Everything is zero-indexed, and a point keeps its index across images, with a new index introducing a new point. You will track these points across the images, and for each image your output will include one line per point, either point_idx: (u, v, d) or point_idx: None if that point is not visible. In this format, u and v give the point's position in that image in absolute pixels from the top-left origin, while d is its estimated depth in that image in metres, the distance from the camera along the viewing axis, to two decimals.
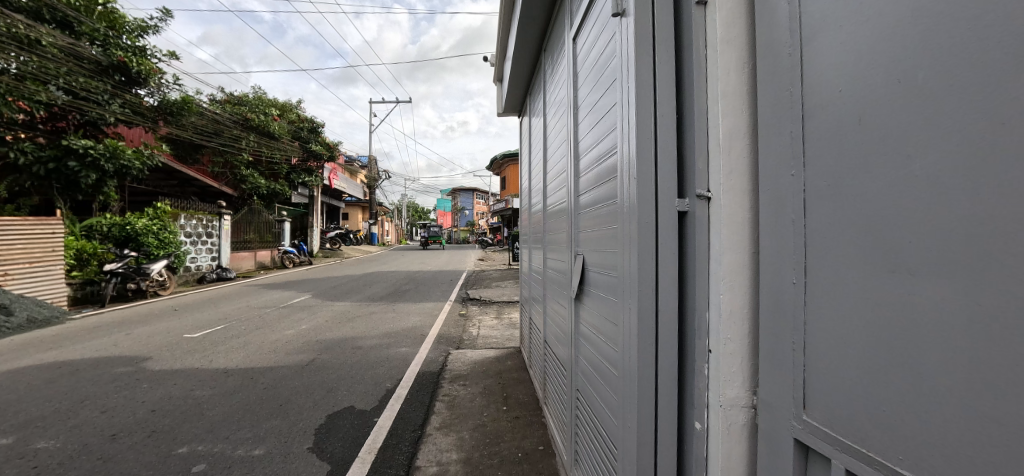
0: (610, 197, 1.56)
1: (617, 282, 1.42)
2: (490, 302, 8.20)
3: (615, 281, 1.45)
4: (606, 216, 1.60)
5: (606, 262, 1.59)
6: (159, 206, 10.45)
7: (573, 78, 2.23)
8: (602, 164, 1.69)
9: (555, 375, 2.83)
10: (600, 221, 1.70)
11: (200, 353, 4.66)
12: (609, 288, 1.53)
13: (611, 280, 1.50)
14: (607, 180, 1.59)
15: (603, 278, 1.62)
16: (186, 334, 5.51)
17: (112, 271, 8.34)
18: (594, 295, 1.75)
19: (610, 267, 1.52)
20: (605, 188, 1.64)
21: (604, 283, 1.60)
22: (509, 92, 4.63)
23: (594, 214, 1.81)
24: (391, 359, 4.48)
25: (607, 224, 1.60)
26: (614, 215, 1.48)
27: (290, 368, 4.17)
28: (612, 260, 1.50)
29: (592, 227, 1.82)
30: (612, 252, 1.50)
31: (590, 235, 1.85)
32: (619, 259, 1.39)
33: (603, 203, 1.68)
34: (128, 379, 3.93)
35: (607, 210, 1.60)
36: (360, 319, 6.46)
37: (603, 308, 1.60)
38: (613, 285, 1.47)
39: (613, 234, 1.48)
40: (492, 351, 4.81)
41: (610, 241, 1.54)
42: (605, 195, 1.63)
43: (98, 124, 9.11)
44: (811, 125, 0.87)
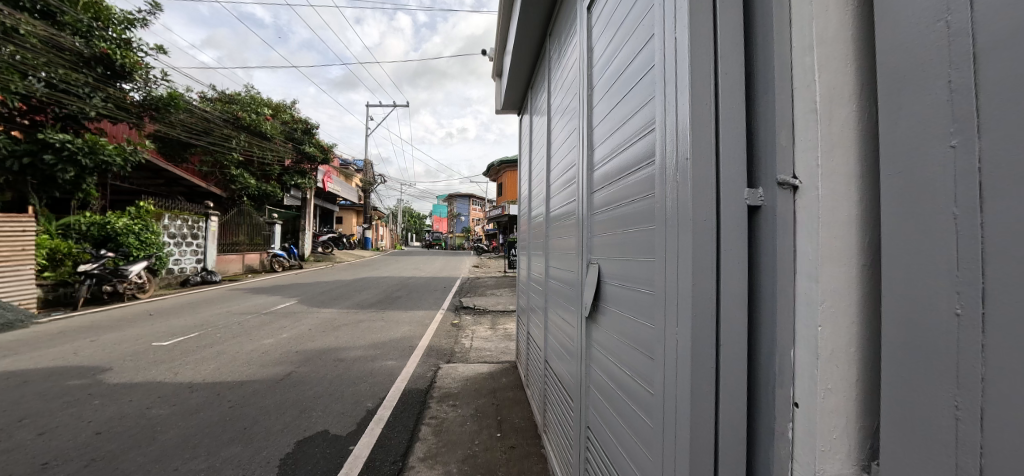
0: (633, 193, 1.23)
1: (647, 300, 1.07)
2: (484, 312, 7.81)
3: (643, 301, 1.10)
4: (629, 214, 1.27)
5: (625, 274, 1.27)
6: (142, 205, 9.98)
7: (584, 64, 1.92)
8: (622, 154, 1.36)
9: (556, 399, 2.47)
10: (620, 224, 1.37)
11: (166, 364, 4.25)
12: (633, 308, 1.18)
13: (636, 297, 1.15)
14: (630, 171, 1.26)
15: (624, 292, 1.27)
16: (155, 342, 5.07)
17: (88, 272, 7.92)
18: (610, 315, 1.42)
19: (634, 281, 1.18)
20: (626, 181, 1.31)
21: (625, 296, 1.26)
22: (509, 87, 4.31)
23: (611, 215, 1.48)
24: (375, 374, 4.10)
25: (628, 225, 1.26)
26: (643, 212, 1.14)
27: (262, 383, 3.78)
28: (636, 270, 1.15)
29: (609, 231, 1.49)
30: (638, 260, 1.15)
31: (607, 240, 1.50)
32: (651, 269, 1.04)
33: (622, 202, 1.35)
34: (79, 394, 3.51)
35: (629, 206, 1.27)
36: (346, 328, 6.06)
37: (623, 331, 1.27)
38: (638, 302, 1.13)
39: (641, 235, 1.14)
40: (486, 366, 4.44)
41: (633, 246, 1.20)
42: (626, 192, 1.30)
43: (78, 118, 8.68)
44: (992, 63, 0.52)
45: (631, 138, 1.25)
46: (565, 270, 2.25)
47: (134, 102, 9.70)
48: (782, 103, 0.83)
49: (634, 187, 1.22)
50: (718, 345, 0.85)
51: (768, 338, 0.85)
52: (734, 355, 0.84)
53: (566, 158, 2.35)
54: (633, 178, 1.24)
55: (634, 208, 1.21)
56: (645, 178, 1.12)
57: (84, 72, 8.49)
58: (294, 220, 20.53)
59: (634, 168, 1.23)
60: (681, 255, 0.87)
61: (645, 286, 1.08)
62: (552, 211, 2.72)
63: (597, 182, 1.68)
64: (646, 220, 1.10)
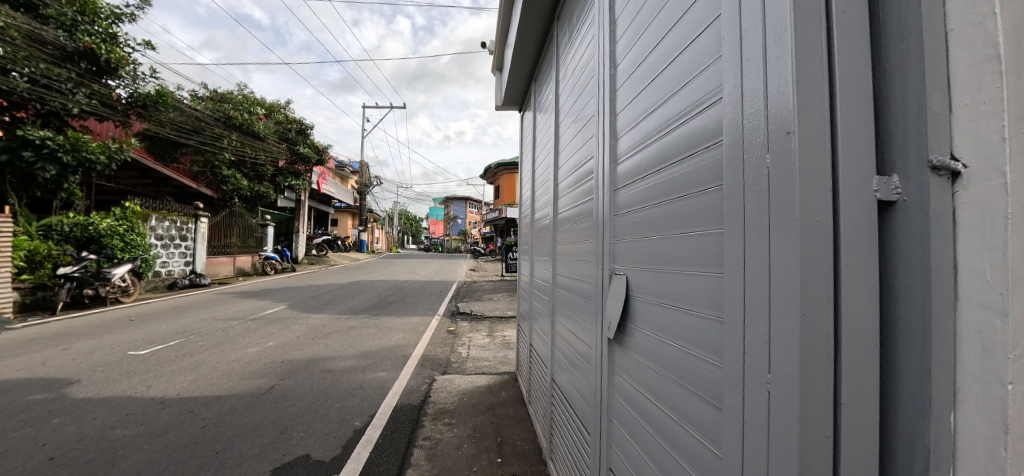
0: (675, 189, 0.98)
1: (710, 328, 0.80)
2: (481, 318, 7.53)
3: (700, 327, 0.84)
4: (668, 215, 1.01)
5: (664, 290, 1.01)
6: (127, 205, 9.57)
7: (601, 45, 1.67)
8: (656, 141, 1.11)
9: (565, 422, 2.21)
10: (652, 226, 1.11)
11: (139, 376, 3.94)
12: (681, 335, 0.92)
13: (688, 321, 0.89)
14: (672, 161, 1.00)
15: (663, 313, 1.01)
16: (131, 351, 4.73)
17: (67, 275, 7.55)
18: (642, 339, 1.16)
19: (681, 301, 0.92)
20: (662, 175, 1.06)
21: (667, 318, 0.99)
22: (510, 81, 4.06)
23: (640, 216, 1.22)
24: (365, 387, 3.81)
25: (668, 229, 1.00)
26: (697, 211, 0.87)
27: (241, 398, 3.49)
28: (688, 285, 0.89)
29: (637, 234, 1.23)
30: (689, 274, 0.89)
31: (638, 246, 1.23)
32: (715, 285, 0.78)
33: (656, 197, 1.10)
34: (37, 411, 3.18)
35: (668, 206, 1.01)
36: (336, 335, 5.75)
37: (663, 362, 1.00)
38: (694, 330, 0.86)
39: (694, 240, 0.88)
40: (484, 378, 4.16)
41: (680, 254, 0.94)
42: (663, 188, 1.05)
43: (60, 115, 8.33)
44: None
45: (676, 120, 1.00)
46: (576, 279, 1.99)
47: (120, 100, 9.36)
48: (931, 49, 0.57)
49: (678, 181, 0.97)
50: (836, 399, 0.59)
51: (906, 391, 0.59)
52: (860, 416, 0.59)
53: (578, 155, 2.09)
54: (676, 171, 0.98)
55: (680, 205, 0.95)
56: (702, 167, 0.86)
57: (67, 67, 8.11)
58: (288, 222, 20.13)
59: (678, 156, 0.98)
60: (776, 269, 0.62)
61: (704, 307, 0.82)
62: (560, 214, 2.47)
63: (621, 179, 1.42)
64: (704, 223, 0.84)
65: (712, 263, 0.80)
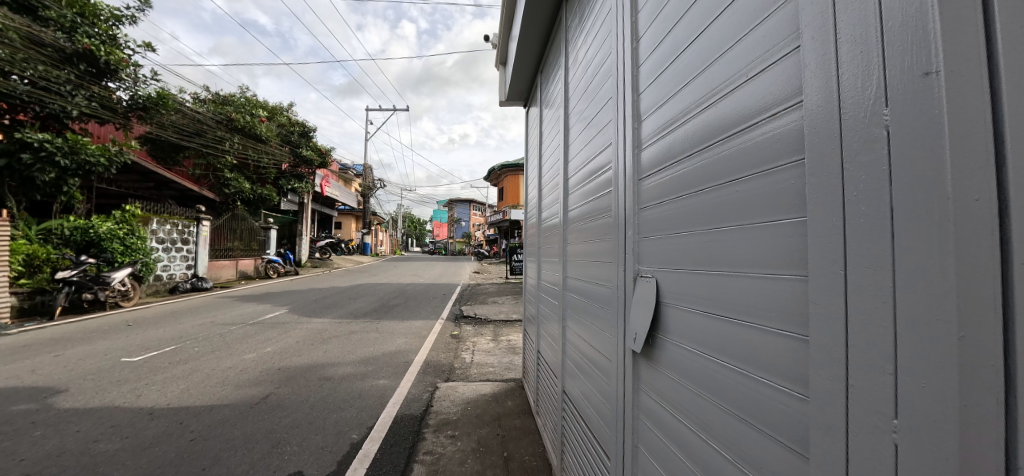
0: (725, 171, 0.79)
1: (793, 352, 0.60)
2: (486, 322, 7.32)
3: (768, 346, 0.65)
4: (714, 203, 0.82)
5: (709, 296, 0.82)
6: (127, 208, 9.47)
7: (619, 19, 1.49)
8: (693, 117, 0.93)
9: (577, 438, 2.02)
10: (687, 217, 0.93)
11: (130, 384, 3.79)
12: (736, 355, 0.73)
13: (748, 337, 0.70)
14: (720, 136, 0.82)
15: (709, 325, 0.82)
16: (125, 358, 4.60)
17: (66, 280, 7.46)
18: (676, 353, 0.98)
19: (737, 313, 0.73)
20: (703, 156, 0.88)
21: (715, 333, 0.80)
22: (515, 75, 3.88)
23: (670, 210, 1.04)
24: (364, 397, 3.62)
25: (715, 220, 0.82)
26: (759, 196, 0.68)
27: (234, 408, 3.32)
28: (748, 291, 0.70)
29: (668, 229, 1.05)
30: (751, 277, 0.69)
31: (670, 246, 1.04)
32: (799, 290, 0.59)
33: (694, 184, 0.91)
34: (20, 422, 3.04)
35: (713, 193, 0.83)
36: (336, 340, 5.58)
37: (709, 385, 0.82)
38: (757, 347, 0.68)
39: (755, 232, 0.69)
40: (488, 386, 3.97)
41: (734, 251, 0.74)
42: (706, 170, 0.86)
43: (60, 117, 8.22)
44: None
45: (722, 87, 0.82)
46: (590, 283, 1.80)
47: (120, 103, 9.25)
48: None
49: (729, 160, 0.78)
50: None
51: None
52: None
53: (590, 146, 1.90)
54: (726, 147, 0.79)
55: (732, 189, 0.76)
56: (768, 137, 0.67)
57: (66, 69, 8.00)
58: (291, 225, 20.05)
59: (728, 131, 0.79)
60: (905, 271, 0.44)
61: (779, 323, 0.63)
62: (571, 212, 2.28)
63: (645, 167, 1.24)
64: (771, 209, 0.65)
65: (794, 262, 0.61)
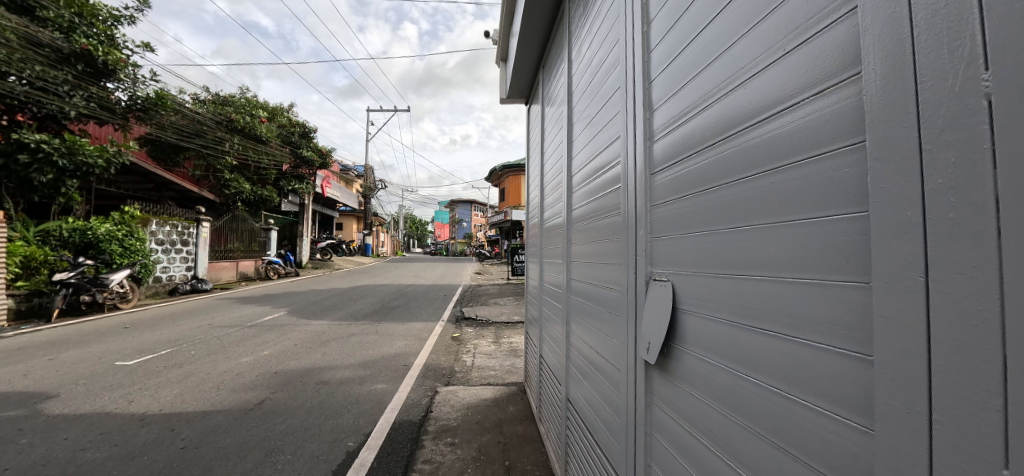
0: (759, 161, 0.69)
1: (851, 374, 0.51)
2: (487, 324, 7.22)
3: (818, 367, 0.56)
4: (745, 201, 0.73)
5: (741, 305, 0.72)
6: (127, 208, 9.34)
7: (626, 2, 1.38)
8: (717, 102, 0.83)
9: (582, 449, 1.92)
10: (712, 215, 0.83)
11: (122, 389, 3.70)
12: (776, 372, 0.63)
13: (790, 352, 0.61)
14: (752, 121, 0.72)
15: (739, 337, 0.73)
16: (119, 361, 4.51)
17: (64, 281, 7.39)
18: (697, 366, 0.88)
19: (773, 324, 0.64)
20: (732, 145, 0.78)
21: (747, 346, 0.71)
22: (515, 72, 3.79)
23: (687, 207, 0.95)
24: (362, 402, 3.52)
25: (746, 218, 0.72)
26: (803, 186, 0.59)
27: (227, 414, 3.22)
28: (789, 300, 0.61)
29: (686, 230, 0.94)
30: (793, 283, 0.60)
31: (689, 246, 0.94)
32: (862, 299, 0.49)
33: (720, 179, 0.81)
34: (7, 429, 2.95)
35: (744, 187, 0.73)
36: (334, 343, 5.48)
37: (741, 405, 0.72)
38: (800, 365, 0.59)
39: (798, 228, 0.59)
40: (489, 390, 3.86)
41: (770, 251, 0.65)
42: (734, 161, 0.77)
43: (58, 118, 8.17)
44: None
45: (754, 68, 0.72)
46: (595, 286, 1.70)
47: (119, 103, 9.19)
48: None
49: (765, 149, 0.68)
50: None
51: None
52: None
53: (595, 142, 1.80)
54: (761, 134, 0.69)
55: (765, 182, 0.67)
56: (813, 121, 0.58)
57: (64, 69, 7.95)
58: (292, 226, 19.98)
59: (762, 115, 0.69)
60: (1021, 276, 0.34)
61: (830, 337, 0.54)
62: (574, 212, 2.17)
63: (658, 161, 1.13)
64: (824, 200, 0.55)
65: (846, 264, 0.52)
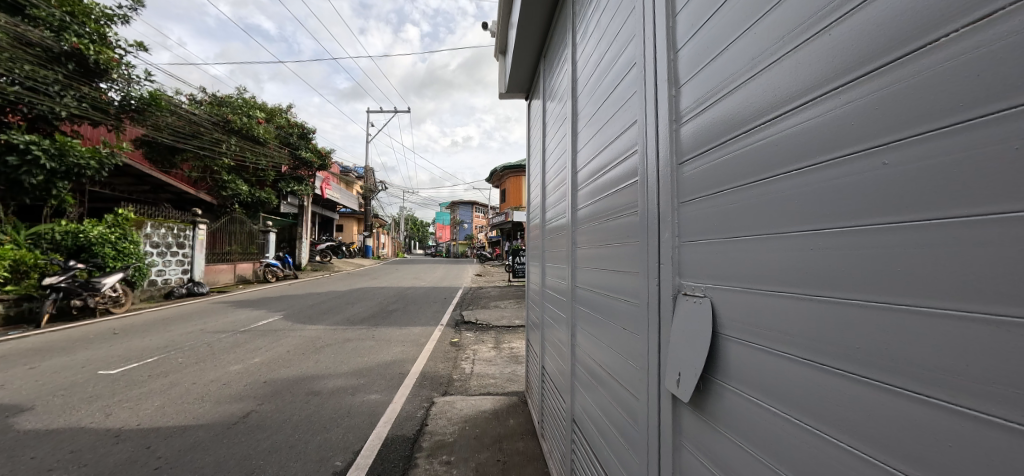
0: (822, 146, 0.63)
1: (950, 436, 0.43)
2: (488, 328, 7.00)
3: (909, 418, 0.48)
4: (806, 193, 0.65)
5: (846, 348, 0.57)
6: (120, 212, 9.14)
7: None
8: (754, 77, 0.77)
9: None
10: (761, 211, 0.74)
11: (101, 401, 3.51)
12: (853, 427, 0.55)
13: (872, 394, 0.53)
14: (806, 98, 0.66)
15: (797, 369, 0.65)
16: (102, 370, 4.32)
17: (54, 286, 7.21)
18: (757, 415, 0.72)
19: (877, 368, 0.52)
20: (783, 128, 0.70)
21: (809, 379, 0.63)
22: (515, 65, 3.60)
23: (731, 204, 0.81)
24: (353, 415, 3.31)
25: (809, 217, 0.64)
26: (889, 175, 0.52)
27: (209, 429, 3.02)
28: (912, 335, 0.48)
29: (721, 232, 0.83)
30: (909, 310, 0.48)
31: (750, 252, 0.75)
32: (986, 344, 0.39)
33: (768, 169, 0.73)
34: None
35: (803, 178, 0.66)
36: (328, 350, 5.27)
37: (796, 455, 0.64)
38: (885, 416, 0.51)
39: (886, 240, 0.51)
40: (489, 401, 3.64)
41: (843, 263, 0.58)
42: (789, 146, 0.69)
43: (49, 119, 8.05)
44: None
45: (796, 39, 0.68)
46: (603, 295, 1.51)
47: (112, 103, 9.02)
48: None
49: (831, 132, 0.61)
50: None
51: None
52: None
53: (602, 133, 1.60)
54: (823, 113, 0.63)
55: (835, 169, 0.60)
56: (884, 98, 0.53)
57: (54, 69, 7.78)
58: (291, 228, 19.79)
59: (818, 92, 0.64)
60: None
61: (931, 388, 0.45)
62: (580, 212, 1.97)
63: (688, 148, 0.95)
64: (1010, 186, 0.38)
65: (960, 293, 0.42)
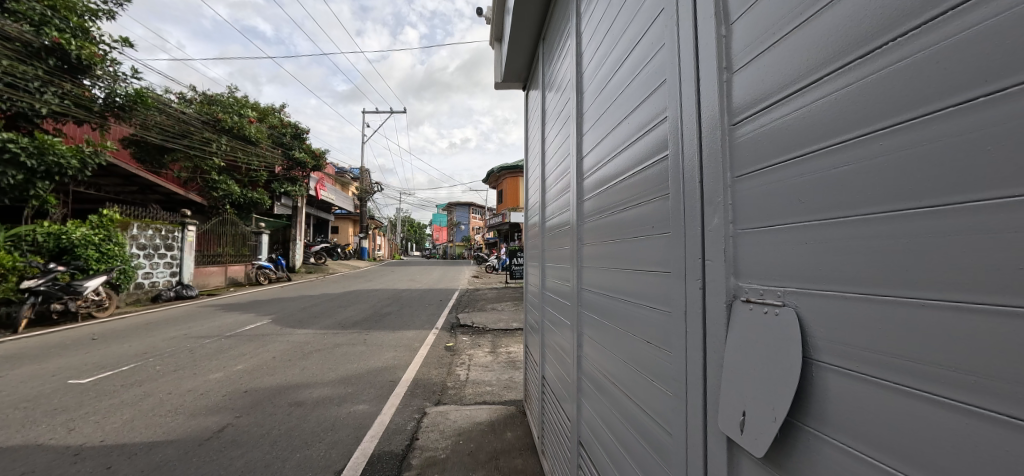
0: (878, 110, 0.49)
1: (980, 441, 0.37)
2: (484, 332, 6.75)
3: (952, 434, 0.39)
4: (874, 167, 0.49)
5: (895, 352, 0.46)
6: (105, 212, 8.87)
7: None
8: (798, 29, 0.61)
9: None
10: (812, 193, 0.58)
11: (65, 414, 3.24)
12: (868, 435, 0.48)
13: (912, 404, 0.44)
14: (870, 46, 0.50)
15: (818, 378, 0.55)
16: (72, 380, 4.04)
17: (32, 289, 6.92)
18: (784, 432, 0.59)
19: (931, 379, 0.42)
20: (846, 83, 0.54)
21: (834, 385, 0.53)
22: (512, 52, 3.36)
23: (784, 183, 0.62)
24: (338, 428, 3.06)
25: (863, 200, 0.50)
26: (951, 148, 0.40)
27: (178, 446, 2.76)
28: (976, 342, 0.37)
29: (761, 221, 0.66)
30: (973, 312, 0.37)
31: (820, 244, 0.56)
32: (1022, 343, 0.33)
33: (825, 137, 0.57)
34: None
35: (864, 147, 0.50)
36: (317, 355, 5.02)
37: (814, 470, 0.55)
38: (933, 433, 0.41)
39: (901, 230, 0.45)
40: (484, 411, 3.40)
41: (883, 250, 0.47)
42: (856, 105, 0.52)
43: (29, 116, 7.77)
44: None
45: None
46: (615, 298, 1.29)
47: (96, 101, 8.72)
48: None
49: (891, 90, 0.47)
50: None
51: None
52: None
53: (612, 111, 1.37)
54: (893, 63, 0.47)
55: (902, 135, 0.45)
56: (993, 30, 0.37)
57: (33, 64, 7.50)
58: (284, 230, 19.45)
59: (892, 36, 0.47)
60: None
61: (969, 393, 0.38)
62: (585, 204, 1.75)
63: (726, 115, 0.75)
64: None
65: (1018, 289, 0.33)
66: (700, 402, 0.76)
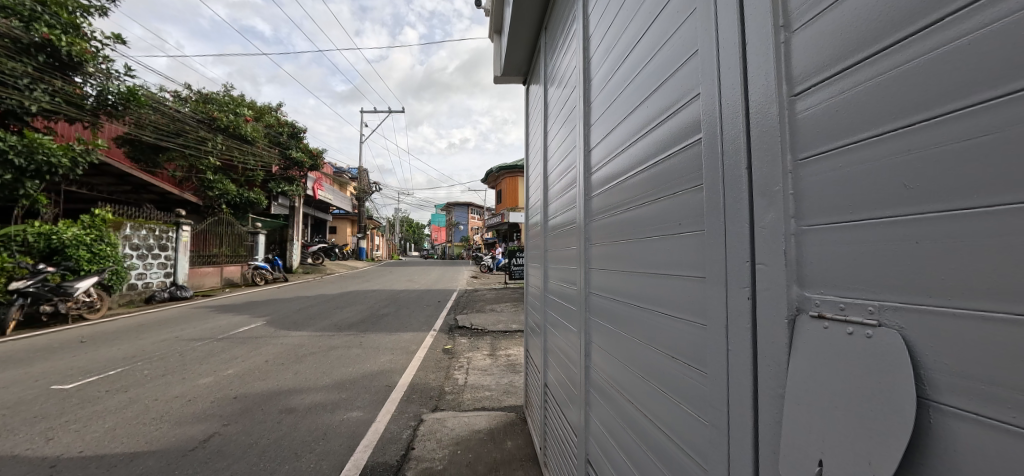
0: (963, 83, 0.39)
1: None
2: (483, 334, 6.60)
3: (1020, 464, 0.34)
4: (966, 150, 0.39)
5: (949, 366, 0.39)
6: (98, 212, 8.72)
7: None
8: None
9: None
10: (897, 181, 0.46)
11: (43, 423, 3.09)
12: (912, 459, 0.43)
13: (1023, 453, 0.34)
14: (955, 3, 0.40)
15: (894, 411, 0.44)
16: (55, 386, 3.89)
17: (20, 291, 6.79)
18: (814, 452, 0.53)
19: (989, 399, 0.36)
20: (937, 43, 0.42)
21: (920, 424, 0.42)
22: (512, 43, 3.22)
23: (847, 171, 0.51)
24: (329, 437, 2.92)
25: (934, 194, 0.41)
26: None
27: (160, 457, 2.62)
28: None
29: (819, 217, 0.55)
30: None
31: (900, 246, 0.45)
32: None
33: (914, 110, 0.44)
34: None
35: (941, 129, 0.41)
36: (310, 359, 4.87)
37: None
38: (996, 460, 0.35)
39: (959, 229, 0.39)
40: (483, 418, 3.26)
41: (990, 255, 0.36)
42: (944, 74, 0.41)
43: (18, 114, 7.60)
44: None
45: None
46: (629, 305, 1.16)
47: (87, 99, 8.57)
48: None
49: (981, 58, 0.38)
50: None
51: None
52: None
53: (625, 96, 1.23)
54: (988, 24, 0.37)
55: (1023, 106, 0.33)
56: None
57: (22, 61, 7.34)
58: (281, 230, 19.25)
59: None
60: None
61: None
62: (593, 201, 1.61)
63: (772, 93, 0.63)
64: None
65: None
66: (745, 433, 0.64)
